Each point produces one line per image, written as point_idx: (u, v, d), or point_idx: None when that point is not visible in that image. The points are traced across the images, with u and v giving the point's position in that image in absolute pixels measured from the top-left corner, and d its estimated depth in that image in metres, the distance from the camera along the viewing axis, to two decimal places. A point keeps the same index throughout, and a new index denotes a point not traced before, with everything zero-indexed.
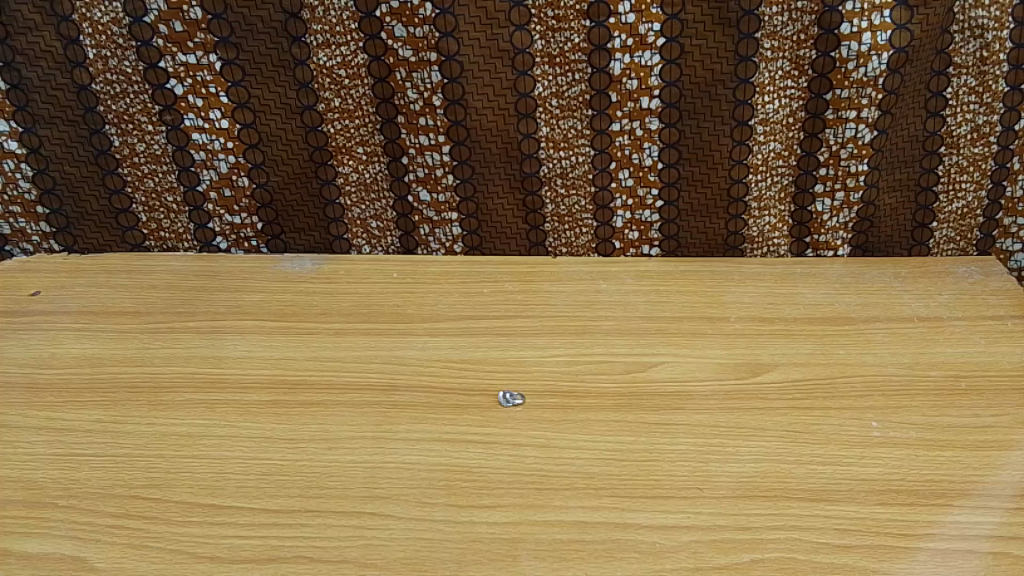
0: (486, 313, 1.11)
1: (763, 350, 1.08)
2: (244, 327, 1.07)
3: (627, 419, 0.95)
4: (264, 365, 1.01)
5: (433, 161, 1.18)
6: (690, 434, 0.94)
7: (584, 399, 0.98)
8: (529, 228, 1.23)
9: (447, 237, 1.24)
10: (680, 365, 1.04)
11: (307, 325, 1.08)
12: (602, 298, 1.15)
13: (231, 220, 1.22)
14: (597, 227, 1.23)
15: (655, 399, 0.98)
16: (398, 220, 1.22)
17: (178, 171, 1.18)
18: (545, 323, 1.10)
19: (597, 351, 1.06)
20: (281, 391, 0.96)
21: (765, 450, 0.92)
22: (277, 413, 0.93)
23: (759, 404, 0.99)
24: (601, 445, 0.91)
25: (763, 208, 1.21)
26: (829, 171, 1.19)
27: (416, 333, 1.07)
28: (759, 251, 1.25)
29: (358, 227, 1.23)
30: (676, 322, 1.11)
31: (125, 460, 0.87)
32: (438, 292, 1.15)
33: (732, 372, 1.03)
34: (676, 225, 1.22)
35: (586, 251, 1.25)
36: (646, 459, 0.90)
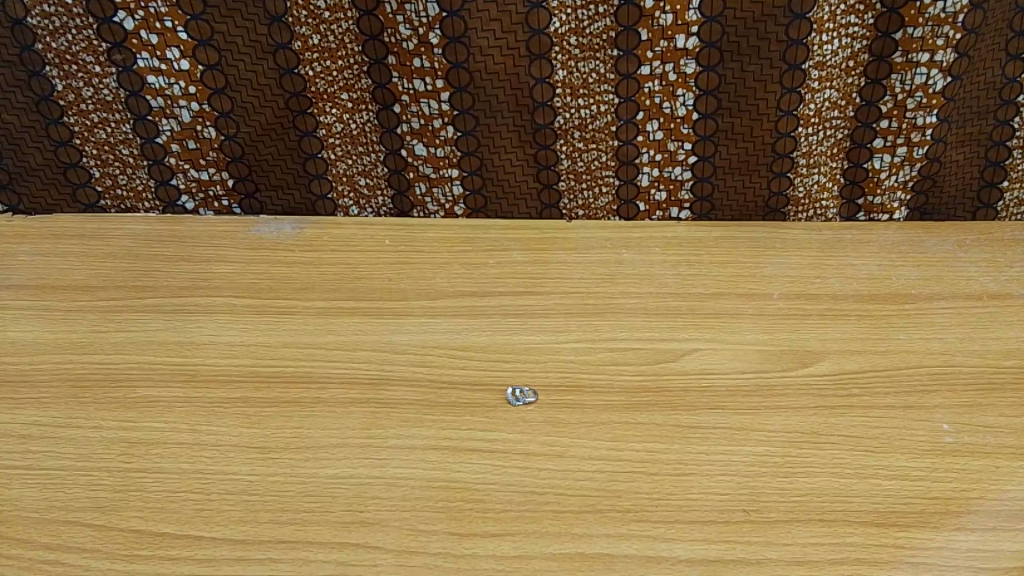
0: (491, 290, 0.96)
1: (811, 334, 0.93)
2: (210, 307, 0.93)
3: (657, 421, 0.81)
4: (234, 351, 0.86)
5: (430, 110, 1.01)
6: (732, 441, 0.80)
7: (604, 397, 0.84)
8: (541, 187, 1.06)
9: (447, 197, 1.07)
10: (717, 354, 0.90)
11: (286, 303, 0.93)
12: (624, 271, 1.00)
13: (197, 176, 1.06)
14: (619, 186, 1.06)
15: (690, 397, 0.84)
16: (390, 177, 1.06)
17: (134, 121, 1.02)
18: (559, 301, 0.95)
19: (622, 336, 0.91)
20: (252, 385, 0.82)
21: (819, 458, 0.79)
22: (247, 414, 0.79)
23: (810, 402, 0.85)
24: (629, 455, 0.77)
25: (813, 165, 1.05)
26: (891, 124, 1.02)
27: (411, 313, 0.92)
28: (805, 215, 1.09)
29: (344, 185, 1.06)
30: (710, 300, 0.97)
31: (64, 474, 0.73)
32: (436, 264, 1.00)
33: (776, 361, 0.89)
34: (711, 184, 1.06)
35: (606, 214, 1.08)
36: (679, 471, 0.76)
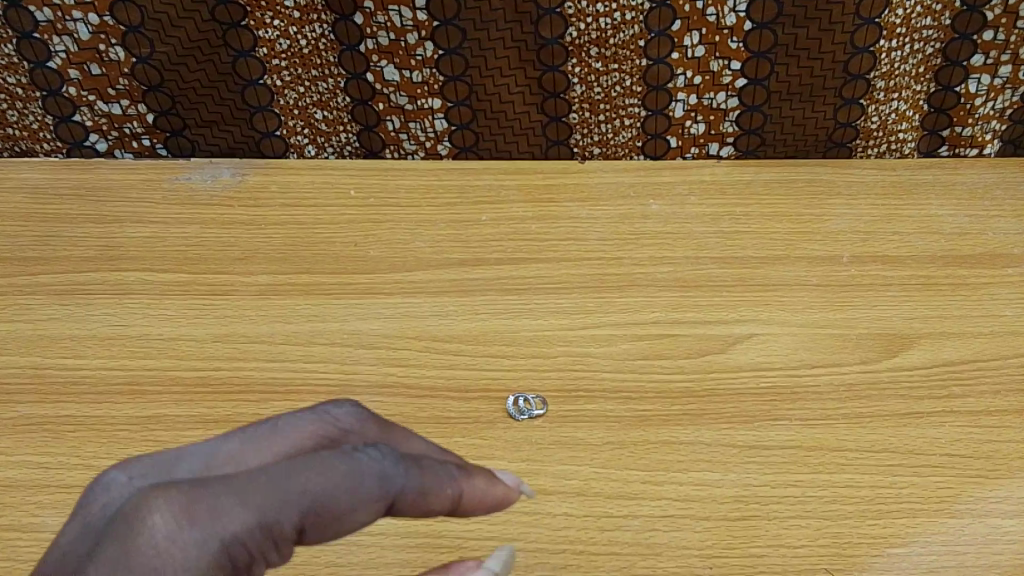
0: (485, 255, 0.76)
1: (894, 309, 0.73)
2: (122, 285, 0.72)
3: (704, 440, 0.62)
4: (150, 349, 0.67)
5: (402, 21, 0.77)
6: (803, 466, 0.61)
7: (633, 406, 0.64)
8: (547, 119, 0.83)
9: (426, 134, 0.84)
10: (776, 341, 0.70)
11: (220, 279, 0.72)
12: (653, 228, 0.79)
13: (107, 109, 0.83)
14: (646, 117, 0.83)
15: (745, 403, 0.65)
16: (354, 108, 0.82)
17: (18, 40, 0.79)
18: (572, 271, 0.74)
19: (654, 317, 0.71)
20: (171, 398, 0.63)
21: (917, 489, 0.61)
22: (160, 441, 0.61)
23: (900, 408, 0.66)
24: (671, 491, 0.59)
25: (892, 88, 0.82)
26: (998, 36, 0.79)
27: (383, 291, 0.72)
28: (875, 151, 0.87)
29: (295, 118, 0.83)
30: (762, 266, 0.76)
31: None
32: (415, 221, 0.79)
33: (852, 350, 0.69)
34: (762, 114, 0.83)
35: (628, 152, 0.85)
36: (737, 515, 0.58)
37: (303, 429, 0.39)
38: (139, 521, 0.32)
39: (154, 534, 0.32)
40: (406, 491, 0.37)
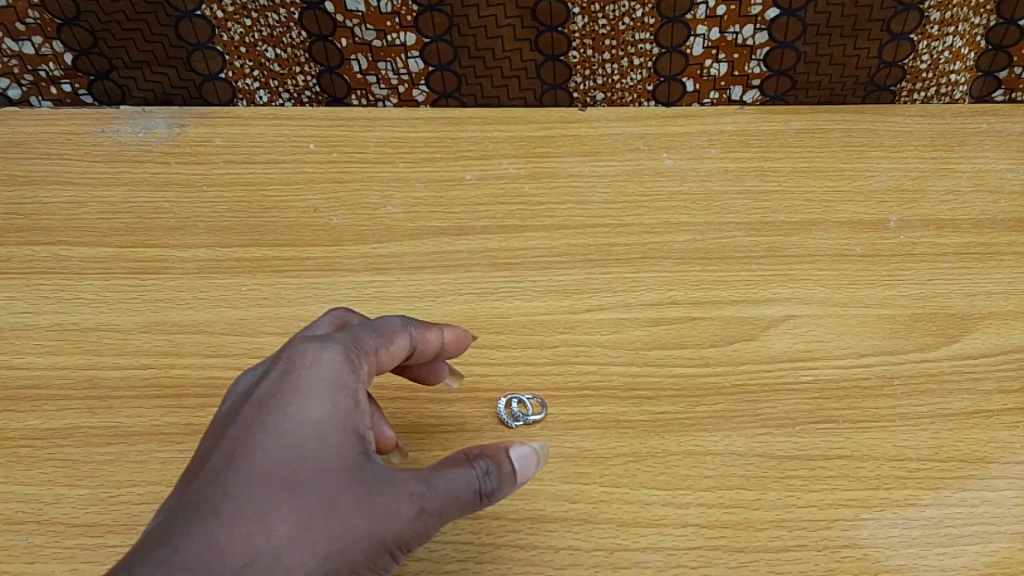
0: (469, 223, 0.64)
1: (952, 284, 0.62)
2: (32, 263, 0.60)
3: (736, 450, 0.51)
4: (63, 340, 0.55)
5: None
6: (858, 481, 0.50)
7: (648, 408, 0.53)
8: (542, 58, 0.69)
9: (398, 76, 0.70)
10: (817, 325, 0.59)
11: (151, 254, 0.60)
12: (667, 188, 0.67)
13: (16, 48, 0.69)
14: (659, 56, 0.70)
15: (782, 402, 0.54)
16: (311, 45, 0.68)
17: None
18: (573, 241, 0.63)
19: (671, 296, 0.60)
20: (86, 405, 0.52)
21: (991, 506, 0.50)
22: (70, 460, 0.49)
23: (967, 406, 0.55)
24: (699, 515, 0.48)
25: (948, 20, 0.69)
26: None
27: (347, 267, 0.60)
28: (921, 96, 0.74)
29: (241, 58, 0.69)
30: (797, 232, 0.65)
31: None
32: (386, 181, 0.66)
33: (906, 334, 0.59)
34: (797, 51, 0.70)
35: (637, 97, 0.73)
36: (778, 545, 0.47)
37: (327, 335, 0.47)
38: (285, 361, 0.42)
39: (299, 362, 0.42)
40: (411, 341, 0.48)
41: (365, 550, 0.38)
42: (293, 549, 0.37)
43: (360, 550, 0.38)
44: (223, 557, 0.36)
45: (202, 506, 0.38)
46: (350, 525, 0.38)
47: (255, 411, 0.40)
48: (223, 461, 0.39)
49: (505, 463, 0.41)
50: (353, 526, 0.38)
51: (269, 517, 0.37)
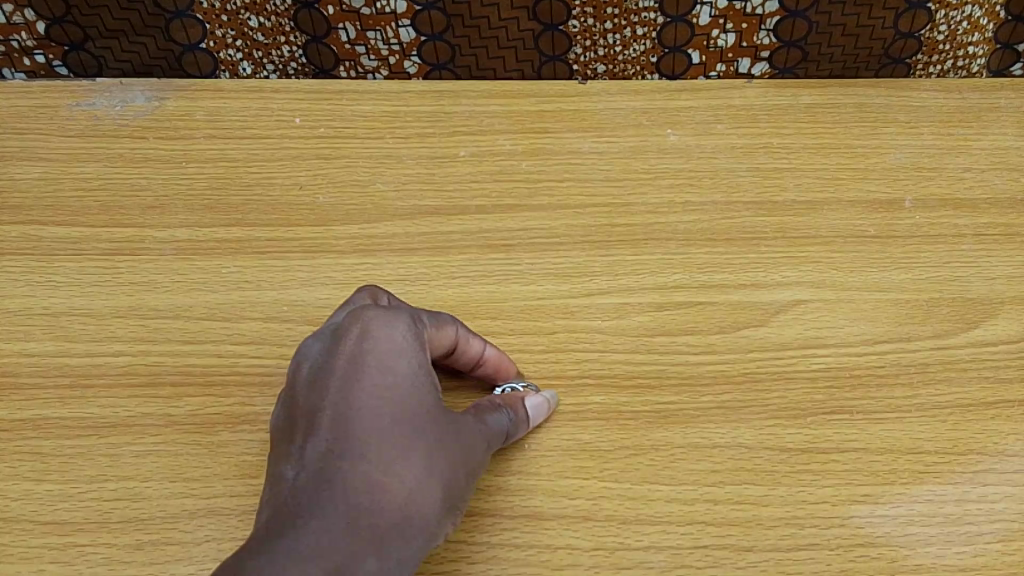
0: (462, 202, 0.60)
1: (971, 267, 0.59)
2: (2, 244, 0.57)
3: (744, 443, 0.48)
4: (32, 326, 0.52)
5: None
6: (874, 477, 0.48)
7: (651, 398, 0.50)
8: (540, 27, 0.65)
9: (387, 47, 0.66)
10: (829, 310, 0.56)
11: (128, 234, 0.57)
12: (671, 165, 0.64)
13: None
14: (664, 25, 0.66)
15: (794, 392, 0.51)
16: (295, 13, 0.64)
17: None
18: (573, 221, 0.60)
19: (675, 280, 0.57)
20: (56, 394, 0.49)
21: (1013, 502, 0.47)
22: (38, 454, 0.46)
23: (986, 396, 0.52)
24: (704, 513, 0.46)
25: None
26: None
27: (334, 249, 0.57)
28: (937, 69, 0.71)
29: (221, 27, 0.65)
30: (808, 213, 0.61)
31: None
32: (376, 158, 0.63)
33: (923, 320, 0.56)
34: (810, 21, 0.66)
35: (639, 70, 0.69)
36: (789, 544, 0.45)
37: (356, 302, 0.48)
38: (359, 328, 0.43)
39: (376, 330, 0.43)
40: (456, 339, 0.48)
41: (471, 476, 0.43)
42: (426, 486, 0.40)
43: (466, 477, 0.42)
44: (374, 506, 0.39)
45: (335, 464, 0.39)
46: (459, 457, 0.42)
47: (349, 369, 0.42)
48: (337, 419, 0.40)
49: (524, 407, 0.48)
50: (461, 458, 0.42)
51: (403, 464, 0.40)
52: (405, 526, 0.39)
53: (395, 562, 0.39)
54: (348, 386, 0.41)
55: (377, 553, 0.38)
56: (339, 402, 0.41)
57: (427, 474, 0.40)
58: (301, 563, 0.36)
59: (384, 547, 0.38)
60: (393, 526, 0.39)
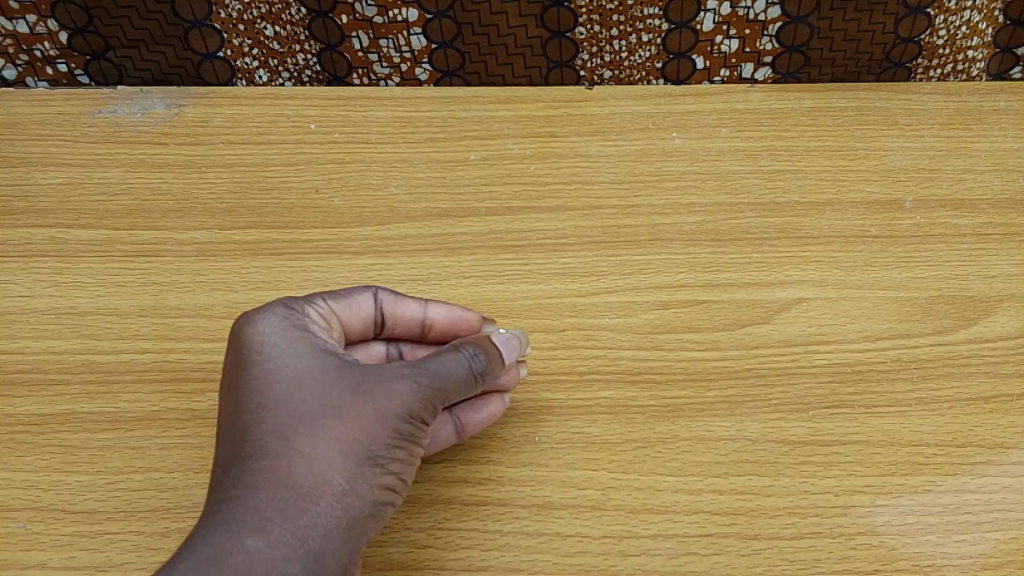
0: (473, 205, 0.62)
1: (970, 266, 0.60)
2: (29, 246, 0.59)
3: (748, 436, 0.50)
4: (59, 324, 0.54)
5: None
6: (876, 468, 0.49)
7: (658, 392, 0.52)
8: (548, 35, 0.67)
9: (400, 54, 0.68)
10: (831, 308, 0.57)
11: (149, 237, 0.59)
12: (676, 168, 0.65)
13: (9, 26, 0.67)
14: (668, 32, 0.68)
15: (797, 386, 0.53)
16: (311, 22, 0.66)
17: None
18: (582, 223, 0.61)
19: (681, 279, 0.58)
20: (83, 390, 0.50)
21: (1011, 493, 0.49)
22: (67, 447, 0.48)
23: (984, 390, 0.53)
24: (710, 503, 0.47)
25: None
26: None
27: (349, 250, 0.59)
28: (938, 73, 0.72)
29: (238, 36, 0.67)
30: (810, 214, 0.63)
31: None
32: (389, 162, 0.65)
33: (923, 317, 0.57)
34: (810, 27, 0.68)
35: (645, 75, 0.71)
36: (792, 533, 0.46)
37: None
38: (240, 329, 0.46)
39: (244, 326, 0.45)
40: (379, 307, 0.50)
41: (388, 431, 0.43)
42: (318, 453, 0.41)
43: (386, 432, 0.43)
44: (260, 489, 0.41)
45: (231, 460, 0.42)
46: (361, 416, 0.42)
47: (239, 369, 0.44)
48: (229, 421, 0.43)
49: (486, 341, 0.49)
50: (366, 415, 0.42)
51: (286, 440, 0.41)
52: (299, 497, 0.41)
53: (294, 532, 0.40)
54: (236, 385, 0.44)
55: (263, 528, 0.40)
56: (233, 402, 0.44)
57: (315, 441, 0.42)
58: (193, 552, 0.39)
59: (268, 520, 0.40)
60: (283, 500, 0.40)
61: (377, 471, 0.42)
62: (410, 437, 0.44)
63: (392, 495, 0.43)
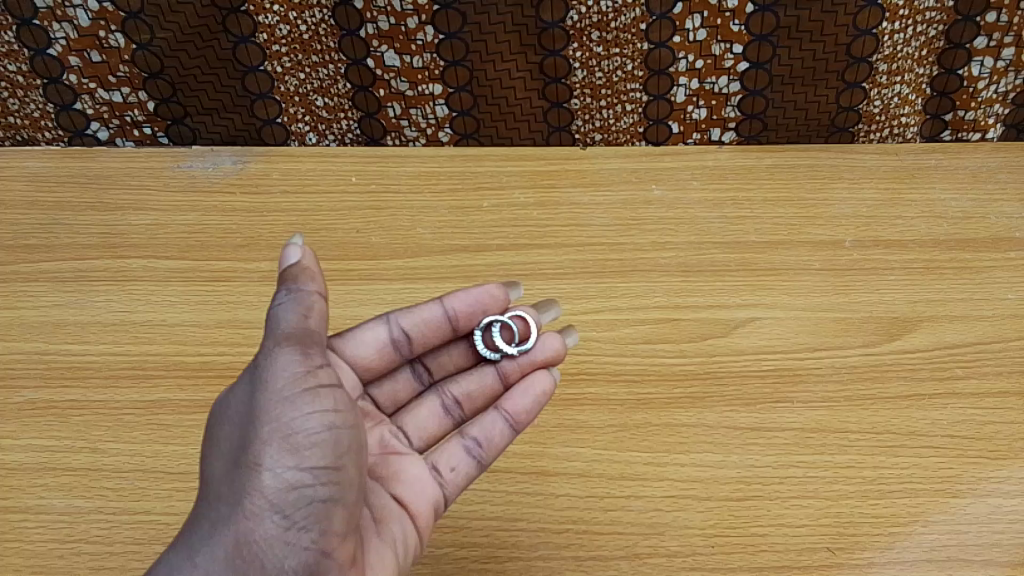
0: (484, 242, 0.76)
1: (897, 293, 0.73)
2: (126, 273, 0.72)
3: (707, 422, 0.62)
4: (153, 333, 0.67)
5: (401, 5, 0.75)
6: (809, 448, 0.61)
7: (634, 389, 0.64)
8: (548, 104, 0.82)
9: (427, 120, 0.83)
10: (778, 325, 0.70)
11: (223, 266, 0.73)
12: (655, 214, 0.79)
13: (107, 97, 0.82)
14: (648, 102, 0.82)
15: (747, 386, 0.65)
16: (355, 95, 0.81)
17: (16, 26, 0.78)
18: (575, 256, 0.74)
19: (655, 302, 0.71)
20: (175, 382, 0.63)
21: (920, 469, 0.60)
22: (164, 425, 0.61)
23: (902, 390, 0.65)
24: (673, 471, 0.59)
25: (895, 71, 0.81)
26: (999, 18, 0.78)
27: (384, 278, 0.73)
28: (879, 135, 0.86)
29: (297, 106, 0.82)
30: (765, 250, 0.76)
31: None
32: (418, 208, 0.78)
33: (855, 333, 0.69)
34: (764, 98, 0.82)
35: (630, 137, 0.85)
36: (740, 495, 0.58)
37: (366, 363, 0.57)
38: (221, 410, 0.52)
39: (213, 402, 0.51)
40: (393, 326, 0.57)
41: (266, 438, 0.45)
42: (225, 490, 0.45)
43: (275, 442, 0.45)
44: (185, 542, 0.45)
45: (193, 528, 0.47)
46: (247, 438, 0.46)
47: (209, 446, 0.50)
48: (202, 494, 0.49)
49: (515, 315, 0.61)
50: (246, 438, 0.45)
51: (208, 494, 0.46)
52: (204, 538, 0.44)
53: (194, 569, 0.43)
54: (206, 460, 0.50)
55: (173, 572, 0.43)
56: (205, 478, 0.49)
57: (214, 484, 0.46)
58: None
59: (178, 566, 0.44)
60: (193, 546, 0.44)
61: (269, 487, 0.44)
62: (290, 438, 0.45)
63: (311, 498, 0.44)
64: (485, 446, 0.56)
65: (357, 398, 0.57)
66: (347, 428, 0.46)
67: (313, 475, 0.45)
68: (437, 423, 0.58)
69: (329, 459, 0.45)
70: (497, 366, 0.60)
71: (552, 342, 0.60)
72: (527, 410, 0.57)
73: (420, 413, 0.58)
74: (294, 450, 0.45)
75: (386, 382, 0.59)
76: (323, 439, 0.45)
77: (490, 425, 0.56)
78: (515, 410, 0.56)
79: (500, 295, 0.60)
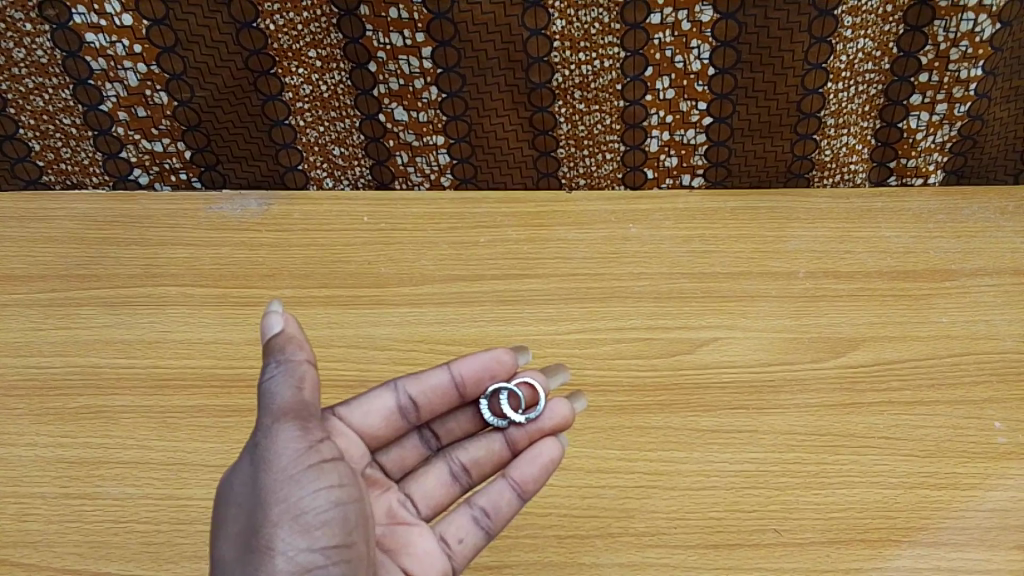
0: (481, 272, 0.86)
1: (845, 317, 0.83)
2: (166, 298, 0.83)
3: (671, 425, 0.72)
4: (191, 350, 0.77)
5: (410, 69, 0.87)
6: (758, 446, 0.71)
7: (610, 398, 0.74)
8: (537, 153, 0.93)
9: (431, 167, 0.94)
10: (738, 343, 0.79)
11: (252, 292, 0.83)
12: (632, 248, 0.89)
13: (149, 147, 0.93)
14: (625, 151, 0.94)
15: (707, 394, 0.75)
16: (368, 145, 0.93)
17: (73, 85, 0.89)
18: (560, 284, 0.85)
19: (630, 324, 0.81)
20: (212, 391, 0.74)
21: (857, 466, 0.70)
22: (204, 425, 0.71)
23: (844, 398, 0.75)
24: (641, 466, 0.70)
25: (842, 125, 0.92)
26: (931, 78, 0.89)
27: (392, 302, 0.83)
28: (831, 180, 0.96)
29: (317, 155, 0.93)
30: (728, 280, 0.86)
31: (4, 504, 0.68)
32: (422, 243, 0.89)
33: (804, 351, 0.79)
34: (727, 148, 0.93)
35: (609, 182, 0.96)
36: (698, 485, 0.69)
37: (377, 431, 0.64)
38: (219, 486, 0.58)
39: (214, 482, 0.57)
40: (403, 392, 0.65)
41: (279, 522, 0.52)
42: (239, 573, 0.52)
43: (289, 526, 0.52)
44: None
45: None
46: (259, 522, 0.52)
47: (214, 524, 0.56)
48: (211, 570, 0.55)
49: (522, 382, 0.69)
50: (259, 521, 0.52)
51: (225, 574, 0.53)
52: None
53: None
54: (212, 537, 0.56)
55: None
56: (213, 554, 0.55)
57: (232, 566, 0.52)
58: None
59: None
60: None
61: (285, 568, 0.51)
62: (301, 519, 0.52)
63: None
64: (493, 516, 0.64)
65: (369, 466, 0.64)
66: (351, 505, 0.54)
67: (325, 555, 0.52)
68: (447, 489, 0.66)
69: (337, 537, 0.53)
70: (505, 434, 0.68)
71: (560, 409, 0.68)
72: (534, 479, 0.65)
73: (431, 480, 0.66)
74: (305, 531, 0.52)
75: (395, 449, 0.66)
76: (330, 517, 0.53)
77: (499, 495, 0.64)
78: (523, 479, 0.64)
79: (506, 360, 0.68)
